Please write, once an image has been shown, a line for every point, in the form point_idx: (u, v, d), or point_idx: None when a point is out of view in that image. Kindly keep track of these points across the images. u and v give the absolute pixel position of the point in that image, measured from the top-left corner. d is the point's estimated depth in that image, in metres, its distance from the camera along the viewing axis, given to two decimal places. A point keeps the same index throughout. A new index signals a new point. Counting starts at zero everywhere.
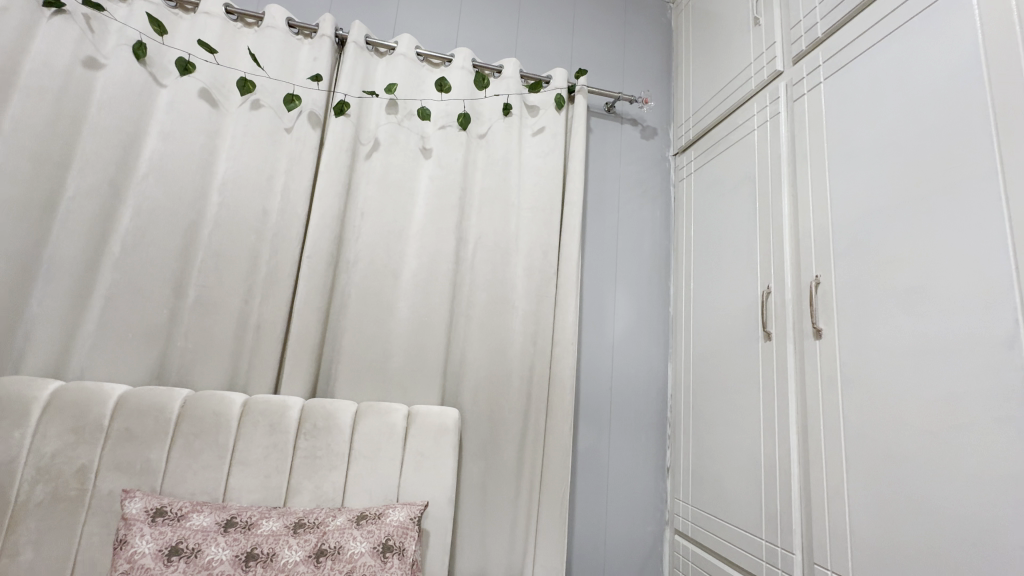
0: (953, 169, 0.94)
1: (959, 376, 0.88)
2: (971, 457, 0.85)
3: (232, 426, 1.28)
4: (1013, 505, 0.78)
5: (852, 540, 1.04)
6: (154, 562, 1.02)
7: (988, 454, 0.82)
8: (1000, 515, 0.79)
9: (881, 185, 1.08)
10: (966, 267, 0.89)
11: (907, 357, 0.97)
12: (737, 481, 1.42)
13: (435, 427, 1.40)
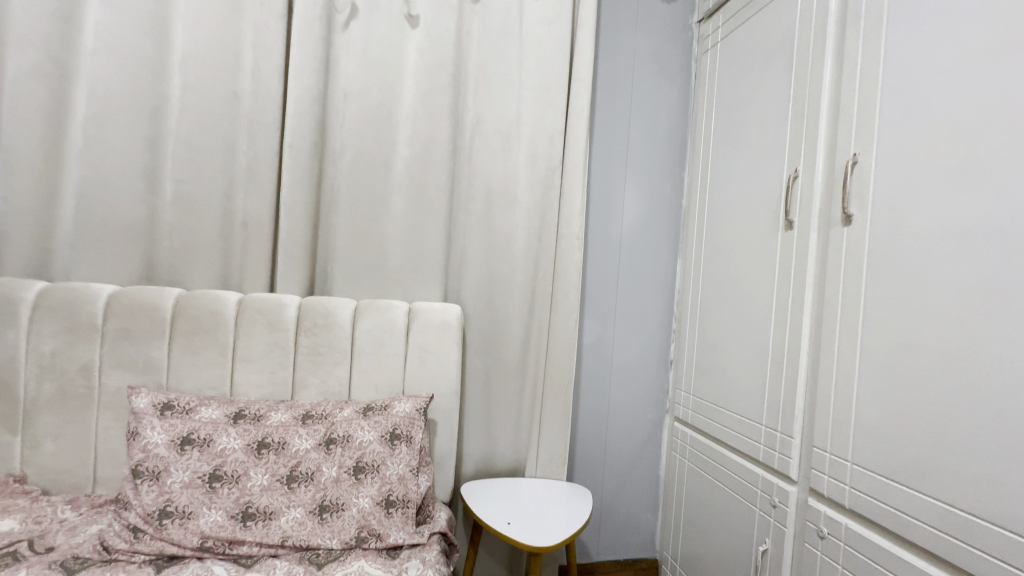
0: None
1: (1006, 260, 0.79)
2: (999, 345, 0.80)
3: (230, 323, 1.25)
4: None
5: (856, 424, 1.04)
6: (168, 451, 1.05)
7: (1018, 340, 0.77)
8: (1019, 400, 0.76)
9: (947, 43, 0.91)
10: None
11: (946, 242, 0.89)
12: (741, 371, 1.42)
13: (438, 323, 1.37)
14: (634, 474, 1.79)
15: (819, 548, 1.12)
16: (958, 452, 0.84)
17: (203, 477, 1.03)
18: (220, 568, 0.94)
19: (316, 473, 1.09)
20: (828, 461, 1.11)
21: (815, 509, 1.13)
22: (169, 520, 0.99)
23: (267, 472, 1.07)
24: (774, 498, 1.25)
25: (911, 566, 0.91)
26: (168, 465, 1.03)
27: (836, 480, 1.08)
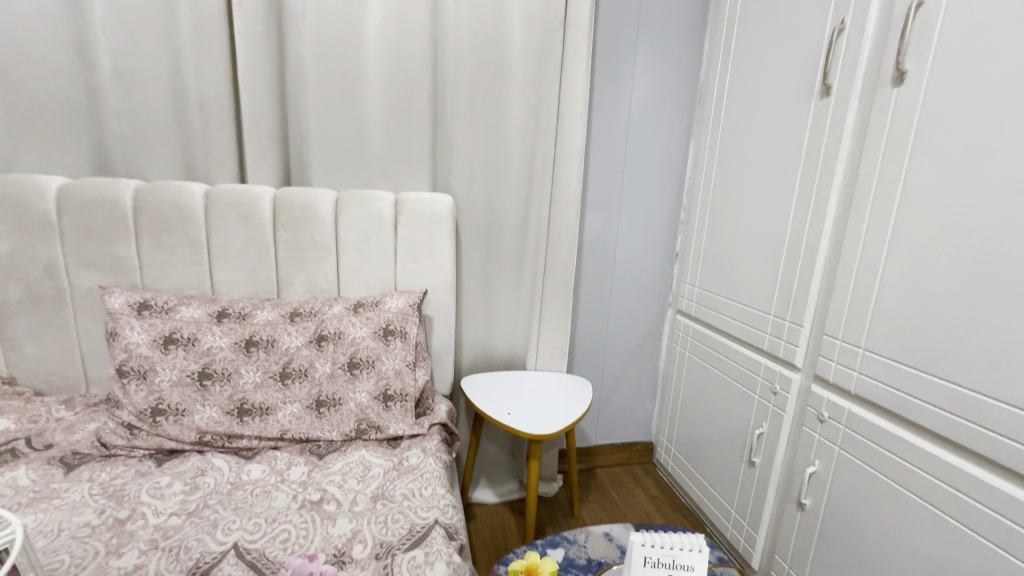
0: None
1: None
2: None
3: (200, 219, 1.14)
4: None
5: (875, 311, 0.99)
6: (152, 351, 1.00)
7: None
8: None
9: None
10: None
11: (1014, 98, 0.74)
12: (752, 261, 1.34)
13: (428, 215, 1.26)
14: (634, 366, 1.81)
15: (817, 430, 1.12)
16: (987, 336, 0.78)
17: (192, 375, 1.00)
18: (220, 460, 0.94)
19: (310, 370, 1.06)
20: (838, 348, 1.07)
21: (818, 395, 1.12)
22: (163, 416, 0.97)
23: (259, 369, 1.04)
24: (775, 385, 1.24)
25: (913, 446, 0.91)
26: (153, 363, 0.99)
27: (844, 366, 1.05)
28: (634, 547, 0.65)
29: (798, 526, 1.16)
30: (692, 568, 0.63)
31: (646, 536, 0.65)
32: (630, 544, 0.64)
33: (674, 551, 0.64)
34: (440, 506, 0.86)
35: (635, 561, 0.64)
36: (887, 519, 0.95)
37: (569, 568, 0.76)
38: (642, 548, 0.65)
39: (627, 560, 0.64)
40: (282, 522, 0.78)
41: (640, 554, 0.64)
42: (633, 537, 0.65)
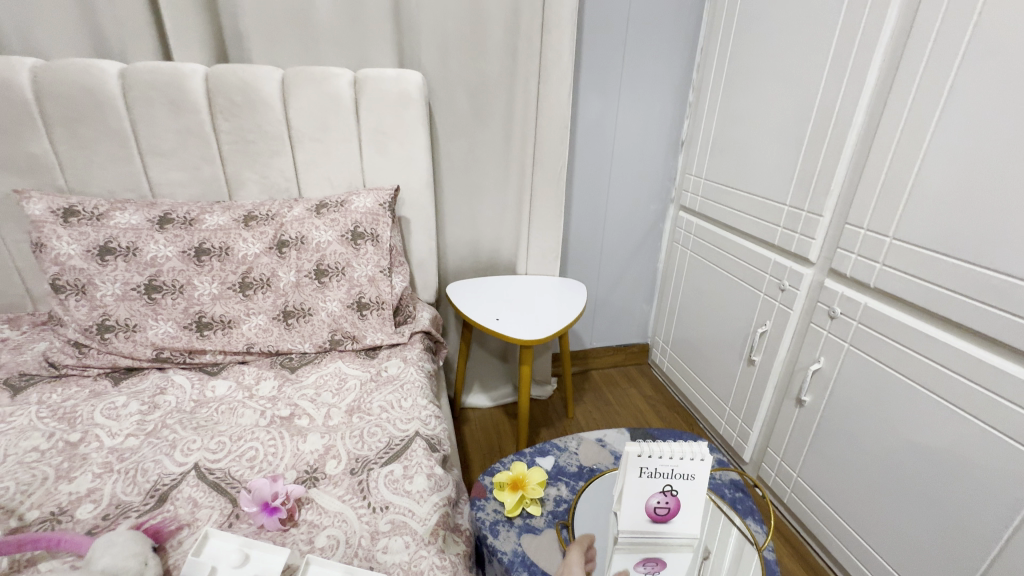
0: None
1: None
2: None
3: (119, 105, 0.95)
4: None
5: (912, 194, 0.86)
6: (87, 263, 0.88)
7: None
8: None
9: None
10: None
11: None
12: (770, 143, 1.18)
13: (394, 96, 1.07)
14: (631, 267, 1.71)
15: (826, 327, 1.05)
16: None
17: (138, 289, 0.90)
18: (182, 376, 0.87)
19: (272, 279, 0.96)
20: (861, 239, 0.96)
21: (831, 291, 1.03)
22: (113, 334, 0.88)
23: (214, 280, 0.93)
24: (784, 282, 1.15)
25: (933, 341, 0.83)
26: (91, 277, 0.88)
27: (866, 258, 0.95)
28: (629, 459, 0.57)
29: (795, 422, 1.14)
30: (692, 476, 0.58)
31: (644, 447, 0.56)
32: (626, 457, 0.56)
33: (673, 460, 0.57)
34: (422, 417, 0.80)
35: (631, 474, 0.57)
36: (892, 414, 0.91)
37: (559, 476, 0.72)
38: (639, 459, 0.57)
39: (622, 472, 0.57)
40: (249, 440, 0.72)
41: (636, 466, 0.57)
42: (629, 450, 0.56)
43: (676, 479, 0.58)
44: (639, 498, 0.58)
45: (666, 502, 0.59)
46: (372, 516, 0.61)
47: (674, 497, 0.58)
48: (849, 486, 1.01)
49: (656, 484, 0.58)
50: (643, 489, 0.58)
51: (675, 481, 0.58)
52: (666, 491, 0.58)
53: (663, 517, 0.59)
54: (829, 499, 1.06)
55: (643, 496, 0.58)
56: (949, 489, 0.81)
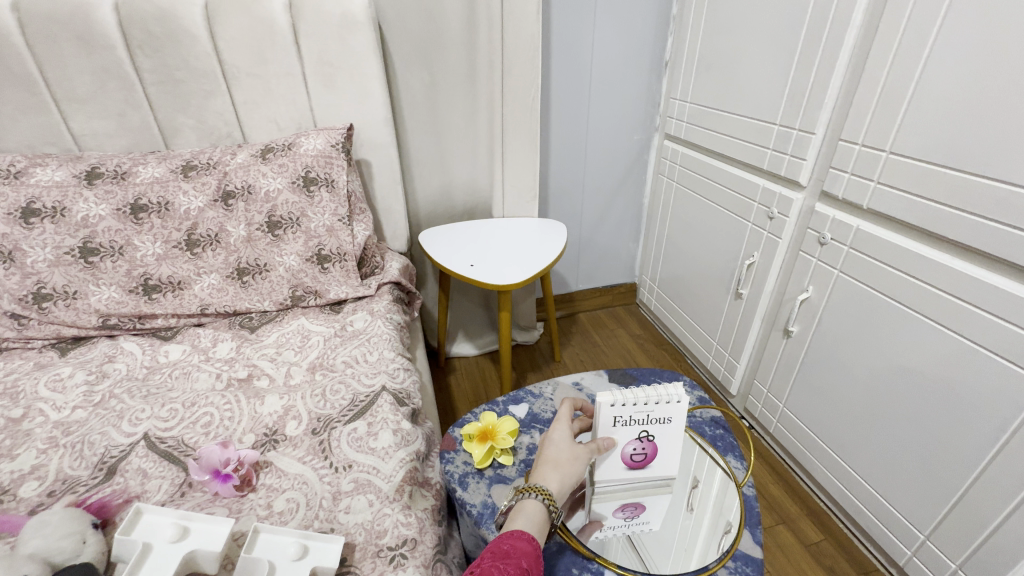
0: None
1: None
2: None
3: (18, 43, 0.83)
4: None
5: (913, 101, 0.78)
6: (9, 227, 0.80)
7: None
8: None
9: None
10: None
11: None
12: (760, 55, 1.07)
13: (337, 19, 0.94)
14: (616, 204, 1.63)
15: (815, 255, 1.00)
16: None
17: (72, 252, 0.82)
18: (133, 343, 0.81)
19: (221, 235, 0.88)
20: (855, 156, 0.89)
21: (821, 215, 0.97)
22: (52, 302, 0.82)
23: (157, 239, 0.86)
24: (772, 209, 1.08)
25: (928, 262, 0.79)
26: (17, 242, 0.80)
27: (860, 177, 0.88)
28: (602, 411, 0.56)
29: (782, 353, 1.12)
30: (667, 420, 0.57)
31: (616, 397, 0.55)
32: (599, 408, 0.55)
33: (648, 405, 0.56)
34: (389, 371, 0.76)
35: (605, 424, 0.56)
36: (881, 340, 0.88)
37: (533, 423, 0.69)
38: (613, 409, 0.56)
39: (596, 423, 0.56)
40: (203, 405, 0.68)
41: (610, 417, 0.56)
42: (602, 402, 0.55)
43: (651, 425, 0.57)
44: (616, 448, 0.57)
45: (642, 448, 0.58)
46: (335, 477, 0.58)
47: (650, 442, 0.58)
48: (835, 414, 1.00)
49: (632, 431, 0.57)
50: (620, 438, 0.57)
51: (651, 426, 0.57)
52: (642, 437, 0.58)
53: (641, 463, 0.59)
54: (815, 427, 1.06)
55: (619, 445, 0.57)
56: (937, 412, 0.79)
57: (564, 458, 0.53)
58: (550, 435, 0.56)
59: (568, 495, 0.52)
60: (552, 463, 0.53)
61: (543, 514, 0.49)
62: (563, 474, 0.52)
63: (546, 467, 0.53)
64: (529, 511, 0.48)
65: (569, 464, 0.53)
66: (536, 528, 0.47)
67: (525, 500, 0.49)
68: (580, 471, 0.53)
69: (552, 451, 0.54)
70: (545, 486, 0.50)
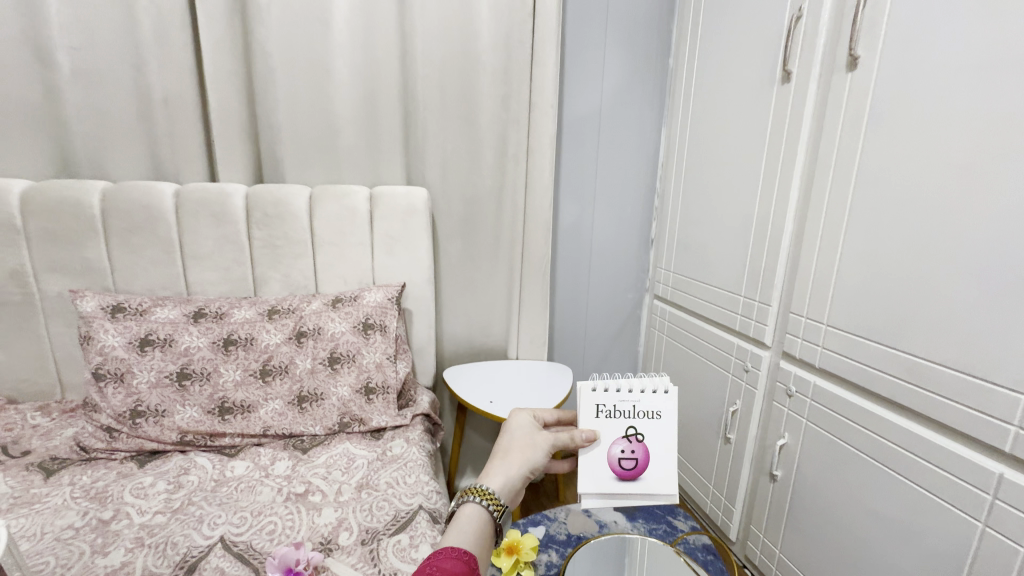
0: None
1: None
2: (994, 210, 0.73)
3: (171, 218, 1.13)
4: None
5: (836, 288, 1.03)
6: (128, 353, 1.00)
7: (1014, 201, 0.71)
8: (992, 272, 0.74)
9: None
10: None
11: (967, 91, 0.77)
12: (723, 243, 1.37)
13: (403, 207, 1.26)
14: (614, 351, 1.84)
15: (785, 404, 1.18)
16: (924, 320, 0.85)
17: (170, 376, 1.00)
18: (204, 458, 0.95)
19: (290, 366, 1.07)
20: (803, 325, 1.12)
21: (786, 371, 1.17)
22: (143, 418, 0.97)
23: (239, 368, 1.05)
24: (747, 363, 1.29)
25: (871, 415, 0.96)
26: (130, 366, 0.99)
27: (809, 342, 1.10)
28: (584, 395, 0.68)
29: (771, 496, 1.22)
30: (649, 415, 0.67)
31: (595, 382, 0.68)
32: (580, 391, 0.67)
33: (628, 399, 0.68)
34: (425, 492, 0.88)
35: (587, 411, 0.67)
36: (849, 484, 1.00)
37: (550, 543, 0.83)
38: (594, 395, 0.68)
39: (579, 409, 0.68)
40: (268, 515, 0.79)
41: (591, 400, 0.68)
42: (582, 386, 0.68)
43: (634, 417, 0.67)
44: (603, 439, 0.66)
45: (630, 448, 0.65)
46: None
47: (636, 441, 0.66)
48: (824, 559, 1.06)
49: (616, 423, 0.67)
50: (604, 429, 0.66)
51: (635, 419, 0.67)
52: (629, 436, 0.66)
53: (632, 466, 0.65)
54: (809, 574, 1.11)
55: (605, 442, 0.66)
56: (905, 553, 0.88)
57: (517, 453, 0.63)
58: (511, 426, 0.67)
59: (515, 482, 0.60)
60: (503, 454, 0.63)
61: (484, 516, 0.56)
62: (512, 467, 0.61)
63: (497, 459, 0.62)
64: (466, 519, 0.55)
65: (523, 458, 0.62)
66: (477, 525, 0.55)
67: (462, 506, 0.56)
68: (530, 460, 0.62)
69: (504, 443, 0.64)
70: (488, 486, 0.57)
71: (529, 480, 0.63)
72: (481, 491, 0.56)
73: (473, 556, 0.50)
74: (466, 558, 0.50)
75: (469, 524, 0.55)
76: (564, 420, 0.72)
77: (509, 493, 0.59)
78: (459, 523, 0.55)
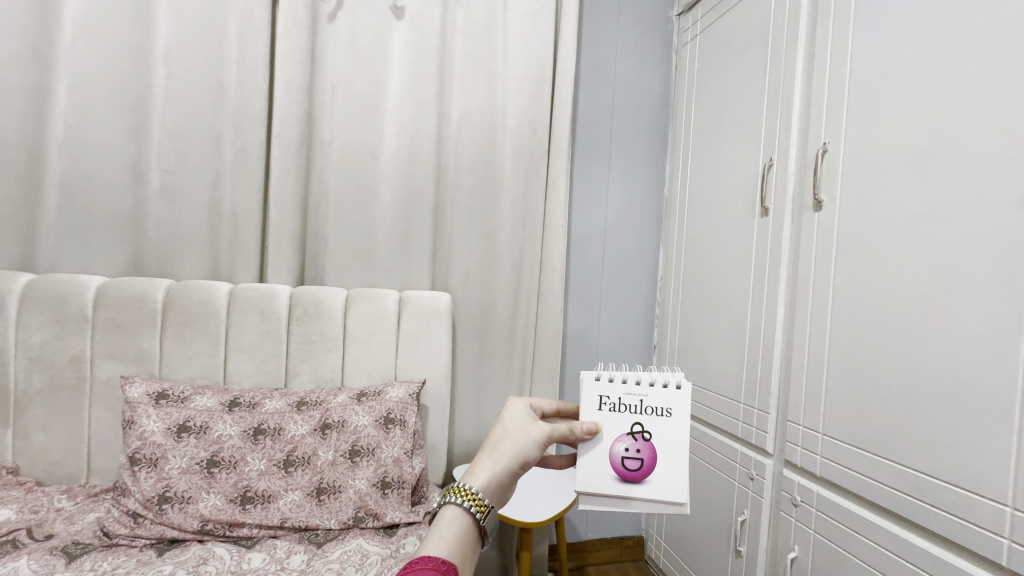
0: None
1: (970, 250, 0.83)
2: (951, 336, 0.85)
3: (222, 314, 1.26)
4: (986, 376, 0.79)
5: (826, 399, 1.10)
6: (165, 439, 1.06)
7: (967, 329, 0.83)
8: (960, 391, 0.83)
9: (915, 21, 0.95)
10: (1000, 103, 0.80)
11: (913, 236, 0.93)
12: (721, 352, 1.48)
13: (428, 310, 1.40)
14: None
15: (792, 515, 1.19)
16: (906, 433, 0.92)
17: (200, 463, 1.05)
18: (223, 548, 0.97)
19: (313, 457, 1.11)
20: (801, 434, 1.17)
21: (790, 479, 1.20)
22: (169, 504, 1.01)
23: (264, 458, 1.09)
24: (751, 471, 1.32)
25: (872, 526, 0.98)
26: (165, 451, 1.05)
27: (808, 450, 1.15)
28: (588, 384, 0.66)
29: None
30: (655, 413, 0.66)
31: (601, 371, 0.66)
32: (584, 381, 0.65)
33: (635, 395, 0.66)
34: None
35: (591, 403, 0.66)
36: None
37: None
38: (598, 385, 0.66)
39: (581, 399, 0.66)
40: None
41: (594, 389, 0.66)
42: (587, 374, 0.66)
43: (641, 413, 0.66)
44: (605, 433, 0.65)
45: (632, 445, 0.65)
46: None
47: (639, 437, 0.65)
48: None
49: (620, 416, 0.66)
50: (607, 423, 0.65)
51: (641, 415, 0.66)
52: (631, 432, 0.66)
53: (633, 464, 0.64)
54: None
55: (606, 438, 0.65)
56: None
57: (507, 446, 0.59)
58: (504, 416, 0.61)
59: (502, 482, 0.57)
60: (490, 452, 0.58)
61: (466, 520, 0.55)
62: (500, 463, 0.58)
63: (484, 456, 0.58)
64: (446, 523, 0.54)
65: (513, 451, 0.59)
66: (458, 530, 0.54)
67: (444, 508, 0.55)
68: (519, 456, 0.58)
69: (493, 438, 0.59)
70: (472, 487, 0.55)
71: (520, 473, 0.59)
72: (464, 492, 0.54)
73: (450, 564, 0.50)
74: (444, 568, 0.50)
75: (448, 530, 0.54)
76: (564, 411, 0.69)
77: (494, 491, 0.56)
78: (439, 527, 0.54)
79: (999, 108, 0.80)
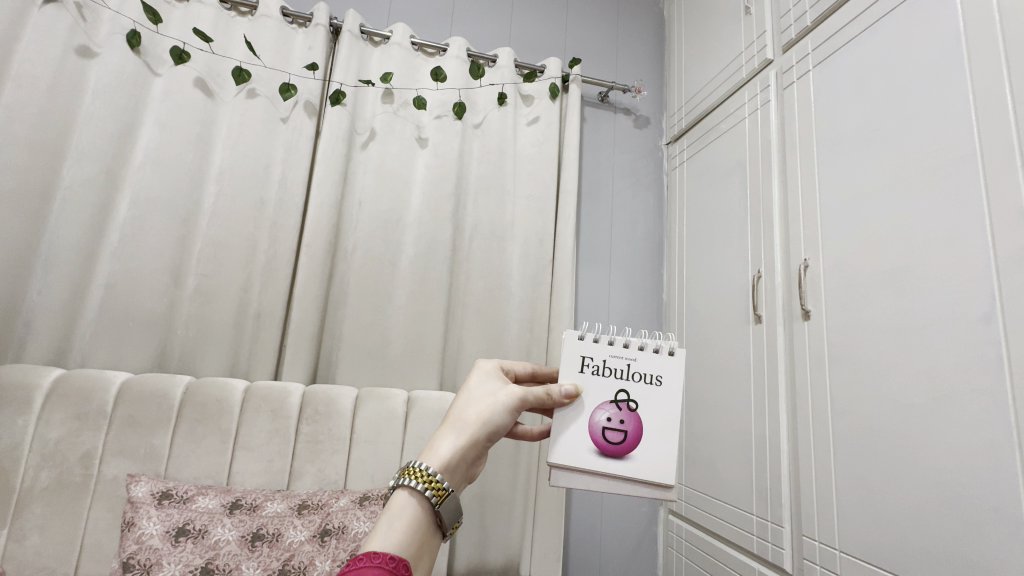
0: (939, 142, 0.96)
1: (951, 360, 0.88)
2: (949, 446, 0.87)
3: (235, 412, 1.30)
4: (992, 488, 0.80)
5: (839, 512, 1.07)
6: (162, 543, 1.04)
7: (965, 439, 0.85)
8: (973, 504, 0.82)
9: (869, 163, 1.10)
10: (953, 232, 0.91)
11: (896, 346, 0.99)
12: (727, 457, 1.46)
13: (435, 410, 1.43)
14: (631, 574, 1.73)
15: None
16: (925, 549, 0.88)
17: (193, 571, 1.01)
18: None
19: (309, 567, 1.05)
20: (818, 551, 1.12)
21: None
22: None
23: (259, 567, 1.04)
24: None
25: None
26: (161, 557, 1.01)
27: (828, 570, 1.09)
28: (572, 344, 0.75)
29: None
30: (639, 376, 0.75)
31: (584, 332, 0.75)
32: (566, 339, 0.74)
33: (617, 358, 0.75)
34: None
35: (573, 362, 0.74)
36: None
37: None
38: (581, 346, 0.75)
39: (564, 357, 0.74)
40: None
41: (578, 349, 0.75)
42: (571, 334, 0.75)
43: (626, 379, 0.75)
44: (587, 399, 0.73)
45: (614, 413, 0.73)
46: None
47: (622, 402, 0.74)
48: None
49: (605, 379, 0.74)
50: (587, 383, 0.74)
51: (626, 381, 0.75)
52: (616, 400, 0.74)
53: (615, 430, 0.72)
54: None
55: (588, 410, 0.73)
56: None
57: (472, 417, 0.63)
58: (470, 389, 0.66)
59: (463, 454, 0.61)
60: (454, 425, 0.63)
61: (418, 502, 0.57)
62: (463, 435, 0.62)
63: (448, 428, 0.62)
64: (400, 507, 0.57)
65: (479, 421, 0.63)
66: (415, 509, 0.57)
67: (395, 493, 0.58)
68: (486, 427, 0.63)
69: (457, 412, 0.63)
70: (429, 466, 0.58)
71: (484, 443, 0.63)
72: (418, 473, 0.57)
73: (399, 560, 0.51)
74: (391, 566, 0.50)
75: (400, 516, 0.56)
76: (539, 373, 0.78)
77: (455, 464, 0.60)
78: (392, 513, 0.56)
79: (953, 237, 0.91)
